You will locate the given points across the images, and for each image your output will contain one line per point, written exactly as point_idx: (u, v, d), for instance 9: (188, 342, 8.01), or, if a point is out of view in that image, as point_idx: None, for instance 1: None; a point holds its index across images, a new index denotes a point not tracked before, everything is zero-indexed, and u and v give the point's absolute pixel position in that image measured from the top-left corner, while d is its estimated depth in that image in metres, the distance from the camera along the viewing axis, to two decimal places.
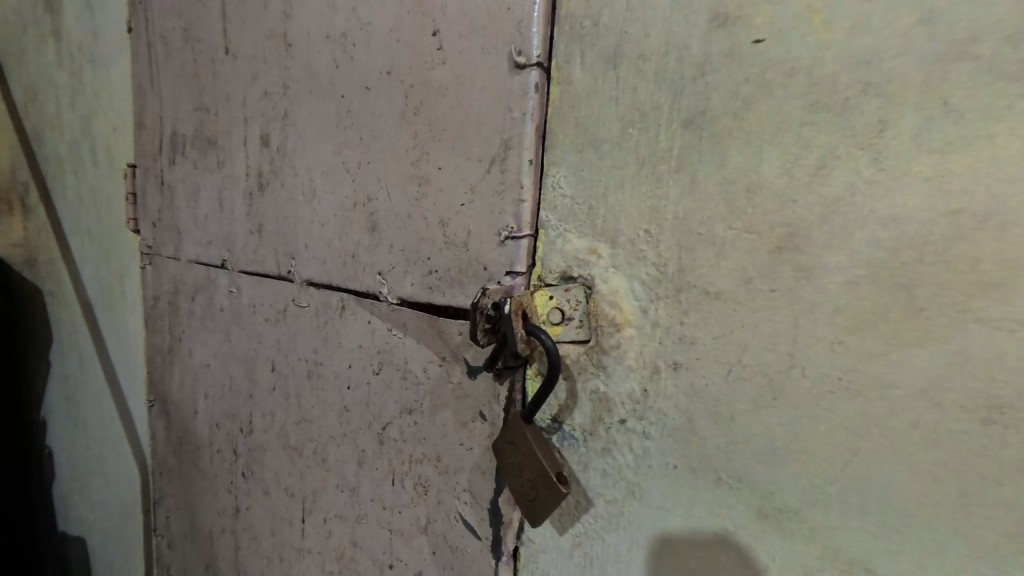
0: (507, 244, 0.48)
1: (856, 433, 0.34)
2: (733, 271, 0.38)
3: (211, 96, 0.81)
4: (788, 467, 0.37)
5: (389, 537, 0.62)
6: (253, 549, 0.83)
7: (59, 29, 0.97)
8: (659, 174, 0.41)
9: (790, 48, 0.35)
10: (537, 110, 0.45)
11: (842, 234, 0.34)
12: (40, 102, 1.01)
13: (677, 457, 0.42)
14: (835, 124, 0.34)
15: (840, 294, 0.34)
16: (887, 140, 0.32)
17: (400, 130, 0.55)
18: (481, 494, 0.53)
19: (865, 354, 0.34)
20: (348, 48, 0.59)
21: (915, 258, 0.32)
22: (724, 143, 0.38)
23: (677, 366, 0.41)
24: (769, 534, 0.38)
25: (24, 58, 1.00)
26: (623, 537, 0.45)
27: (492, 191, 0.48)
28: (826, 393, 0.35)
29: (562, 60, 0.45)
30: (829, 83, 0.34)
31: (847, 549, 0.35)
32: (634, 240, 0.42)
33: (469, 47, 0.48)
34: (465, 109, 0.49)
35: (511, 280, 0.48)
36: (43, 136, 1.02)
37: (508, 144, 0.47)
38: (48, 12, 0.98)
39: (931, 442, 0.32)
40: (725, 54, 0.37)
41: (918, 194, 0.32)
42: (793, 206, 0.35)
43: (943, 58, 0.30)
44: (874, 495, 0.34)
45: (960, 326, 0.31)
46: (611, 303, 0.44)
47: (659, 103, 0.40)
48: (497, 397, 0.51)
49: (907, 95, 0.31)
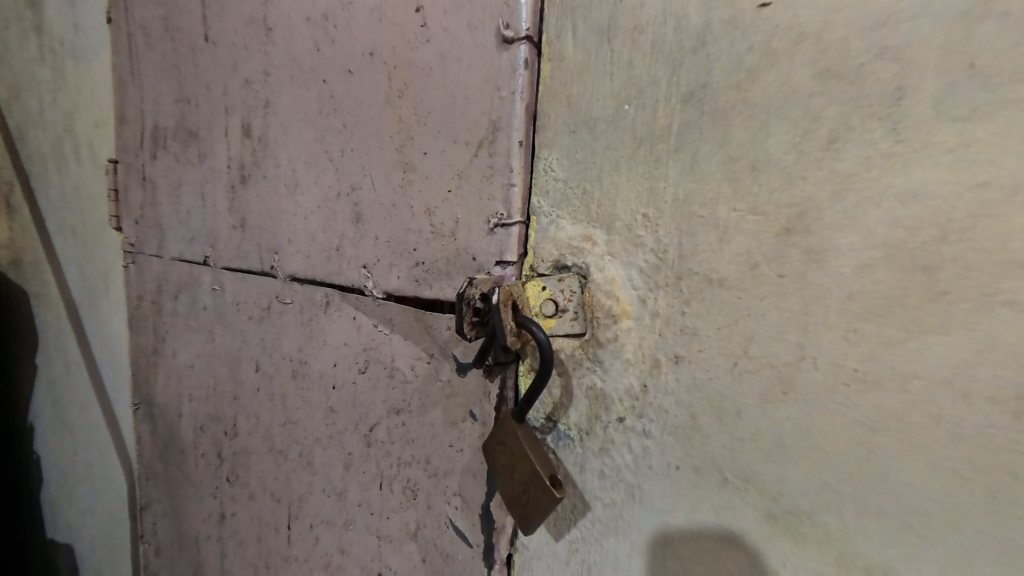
0: (496, 232, 0.45)
1: (872, 429, 0.32)
2: (737, 256, 0.35)
3: (192, 87, 0.78)
4: (797, 466, 0.34)
5: (378, 543, 0.59)
6: (239, 556, 0.80)
7: (38, 20, 0.94)
8: (657, 153, 0.38)
9: (797, 14, 0.32)
10: (526, 88, 0.43)
11: (855, 214, 0.31)
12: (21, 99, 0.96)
13: (679, 457, 0.39)
14: (848, 93, 0.31)
15: (854, 279, 0.32)
16: (905, 109, 0.29)
17: (384, 114, 0.52)
18: (472, 498, 0.50)
19: (880, 342, 0.31)
20: (330, 31, 0.56)
21: (936, 238, 0.29)
22: (727, 118, 0.35)
23: (678, 360, 0.38)
24: (778, 539, 0.35)
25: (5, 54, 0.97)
26: (622, 542, 0.42)
27: (480, 177, 0.45)
28: (841, 384, 0.32)
29: (553, 35, 0.42)
30: (840, 49, 0.31)
31: (864, 554, 0.32)
32: (631, 225, 0.40)
33: (454, 24, 0.46)
34: (452, 89, 0.47)
35: (501, 270, 0.45)
36: (26, 134, 0.97)
37: (497, 125, 0.44)
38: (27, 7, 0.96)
39: (955, 438, 0.29)
40: (727, 22, 0.35)
41: (939, 166, 0.29)
42: (802, 183, 0.33)
43: (968, 16, 0.27)
44: (893, 494, 0.31)
45: (987, 310, 0.28)
46: (607, 293, 0.41)
47: (658, 77, 0.38)
48: (487, 395, 0.48)
49: (927, 59, 0.29)
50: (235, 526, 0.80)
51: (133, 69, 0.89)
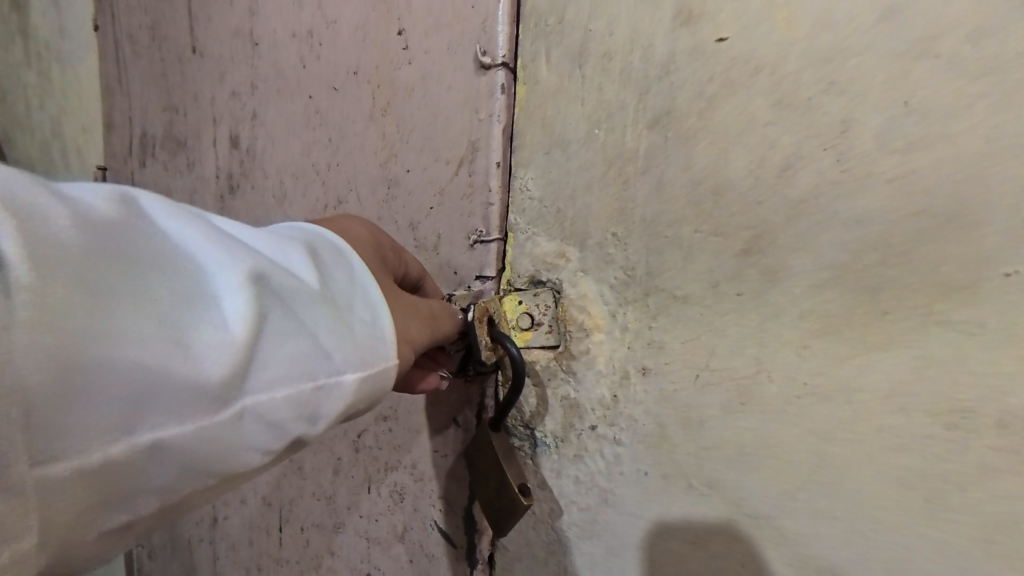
0: (476, 248, 0.47)
1: (824, 438, 0.34)
2: (700, 275, 0.37)
3: (180, 95, 0.79)
4: (758, 473, 0.36)
5: (367, 545, 0.61)
6: (231, 558, 0.82)
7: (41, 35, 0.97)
8: (627, 175, 0.40)
9: (753, 47, 0.34)
10: (504, 112, 0.45)
11: (807, 237, 0.33)
12: (33, 116, 1.04)
13: (648, 463, 0.41)
14: (800, 124, 0.33)
15: (806, 298, 0.33)
16: (850, 141, 0.31)
17: (368, 130, 0.53)
18: (455, 502, 0.52)
19: (831, 357, 0.33)
20: (315, 48, 0.57)
21: (878, 262, 0.31)
22: (690, 144, 0.37)
23: (645, 371, 0.41)
24: (740, 541, 0.37)
25: (21, 72, 1.03)
26: (596, 544, 0.44)
27: (461, 195, 0.47)
28: (793, 397, 0.35)
29: (529, 59, 0.44)
30: (792, 82, 0.33)
31: (816, 555, 0.34)
32: (603, 242, 0.42)
33: (435, 46, 0.47)
34: (432, 109, 0.48)
35: (481, 284, 0.48)
36: (45, 150, 1.04)
37: (476, 145, 0.46)
38: (24, 19, 0.99)
39: (898, 448, 0.31)
40: (690, 53, 0.36)
41: (880, 194, 0.31)
42: (759, 208, 0.35)
43: (905, 56, 0.29)
44: (842, 500, 0.33)
45: (923, 329, 0.30)
46: (580, 307, 0.43)
47: (627, 102, 0.40)
48: (470, 402, 0.50)
49: (870, 93, 0.31)
50: (227, 529, 0.82)
51: (120, 76, 0.89)
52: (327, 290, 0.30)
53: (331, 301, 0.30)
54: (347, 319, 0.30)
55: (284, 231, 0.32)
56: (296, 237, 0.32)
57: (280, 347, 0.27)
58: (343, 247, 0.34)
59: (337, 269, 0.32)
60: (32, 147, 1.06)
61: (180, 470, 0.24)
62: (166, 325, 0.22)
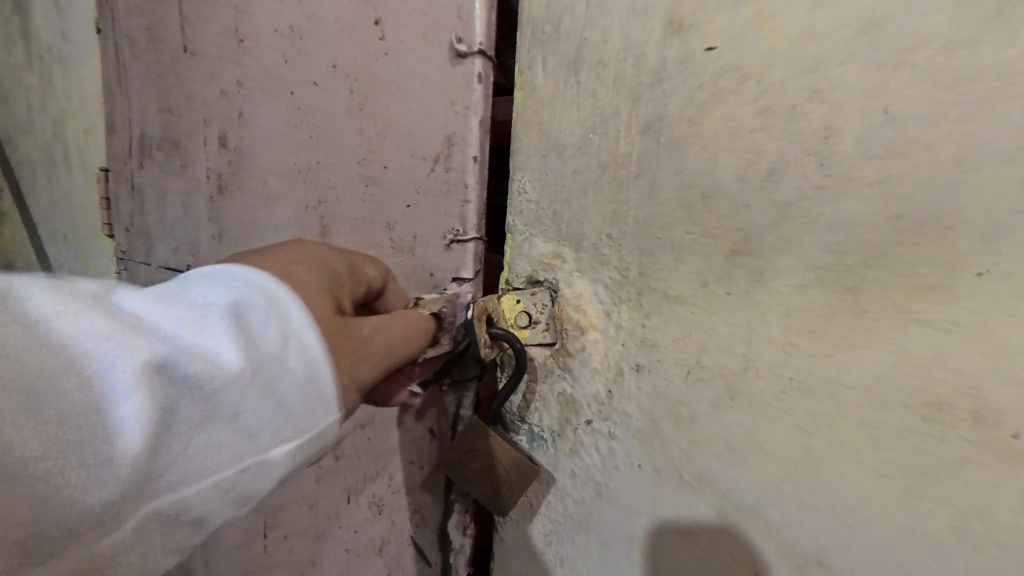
0: (453, 246, 0.58)
1: (809, 433, 0.35)
2: (690, 275, 0.39)
3: (177, 97, 0.79)
4: (746, 466, 0.38)
5: (346, 556, 0.60)
6: None
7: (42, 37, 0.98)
8: (620, 179, 0.42)
9: (740, 56, 0.35)
10: (477, 107, 0.56)
11: (792, 239, 0.35)
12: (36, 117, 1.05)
13: (641, 457, 0.43)
14: (785, 131, 0.34)
15: (790, 297, 0.35)
16: (832, 147, 0.33)
17: (348, 126, 0.55)
18: (428, 510, 0.61)
19: (815, 354, 0.34)
20: (297, 43, 0.56)
21: (859, 262, 0.32)
22: (680, 149, 0.38)
23: (639, 368, 0.42)
24: (728, 532, 0.39)
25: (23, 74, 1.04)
26: (591, 537, 0.46)
27: (437, 191, 0.57)
28: (779, 393, 0.36)
29: (525, 65, 0.46)
30: (777, 91, 0.34)
31: (801, 545, 0.36)
32: (597, 243, 0.43)
33: (411, 40, 0.54)
34: (413, 105, 0.55)
35: (456, 285, 0.57)
36: (47, 151, 1.04)
37: (451, 139, 0.56)
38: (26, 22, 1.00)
39: (878, 441, 0.32)
40: (680, 61, 0.38)
41: (861, 199, 0.32)
42: (746, 211, 0.36)
43: (884, 66, 0.31)
44: (826, 491, 0.35)
45: (901, 327, 0.31)
46: (575, 306, 0.45)
47: (620, 108, 0.41)
48: (443, 414, 0.59)
49: (851, 102, 0.32)
50: None
51: (119, 78, 0.87)
52: (254, 362, 0.27)
53: (257, 374, 0.27)
54: (276, 393, 0.27)
55: (207, 283, 0.28)
56: (218, 292, 0.28)
57: (201, 436, 0.25)
58: (275, 294, 0.29)
59: (264, 329, 0.28)
60: (36, 149, 1.07)
61: (152, 538, 0.26)
62: (61, 450, 0.21)
